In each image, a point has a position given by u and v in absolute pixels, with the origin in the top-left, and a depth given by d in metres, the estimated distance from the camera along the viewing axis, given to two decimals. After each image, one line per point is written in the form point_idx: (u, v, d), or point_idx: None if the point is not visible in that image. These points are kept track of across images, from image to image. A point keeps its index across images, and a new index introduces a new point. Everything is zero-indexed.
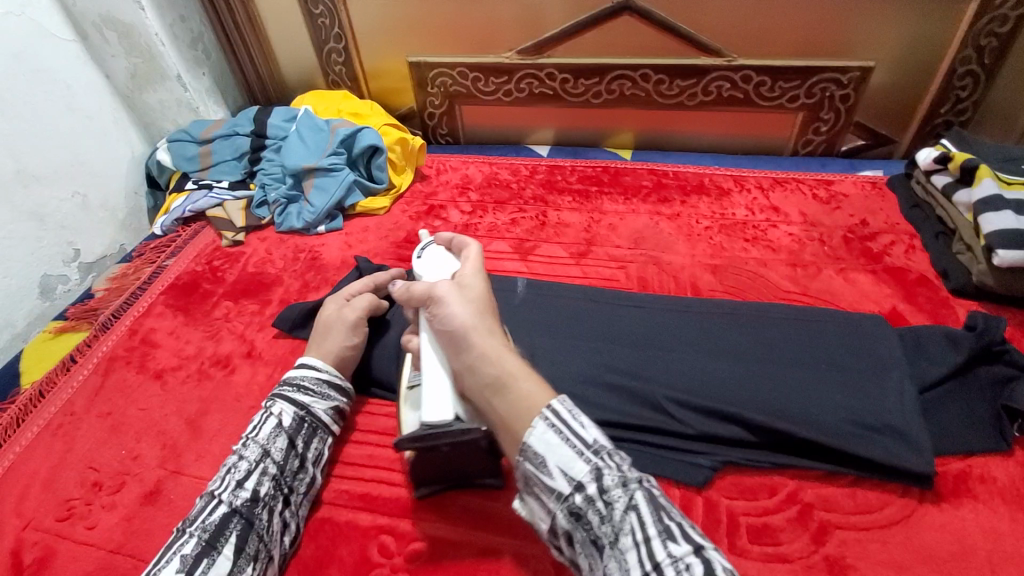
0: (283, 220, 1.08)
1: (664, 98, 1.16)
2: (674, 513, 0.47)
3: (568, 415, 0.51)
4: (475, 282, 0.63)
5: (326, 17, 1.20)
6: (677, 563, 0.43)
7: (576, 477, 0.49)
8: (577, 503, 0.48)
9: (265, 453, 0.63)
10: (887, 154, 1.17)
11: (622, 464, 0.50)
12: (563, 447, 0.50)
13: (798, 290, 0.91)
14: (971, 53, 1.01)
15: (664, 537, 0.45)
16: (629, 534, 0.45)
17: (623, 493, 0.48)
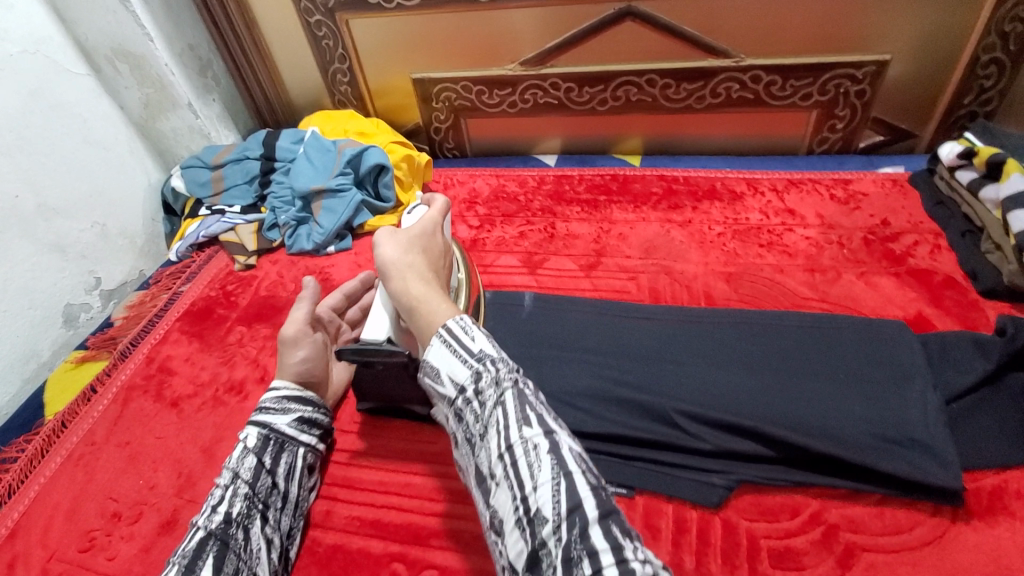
0: (293, 242, 1.09)
1: (671, 101, 1.14)
2: (541, 404, 0.50)
3: (460, 330, 0.52)
4: (416, 224, 0.65)
5: (329, 39, 1.21)
6: (527, 445, 0.47)
7: (459, 381, 0.51)
8: (461, 405, 0.51)
9: (234, 475, 0.63)
10: (909, 148, 1.13)
11: (510, 366, 0.52)
12: (452, 358, 0.51)
13: (817, 297, 0.88)
14: (995, 40, 0.96)
15: (523, 425, 0.48)
16: (495, 425, 0.49)
17: (496, 392, 0.50)
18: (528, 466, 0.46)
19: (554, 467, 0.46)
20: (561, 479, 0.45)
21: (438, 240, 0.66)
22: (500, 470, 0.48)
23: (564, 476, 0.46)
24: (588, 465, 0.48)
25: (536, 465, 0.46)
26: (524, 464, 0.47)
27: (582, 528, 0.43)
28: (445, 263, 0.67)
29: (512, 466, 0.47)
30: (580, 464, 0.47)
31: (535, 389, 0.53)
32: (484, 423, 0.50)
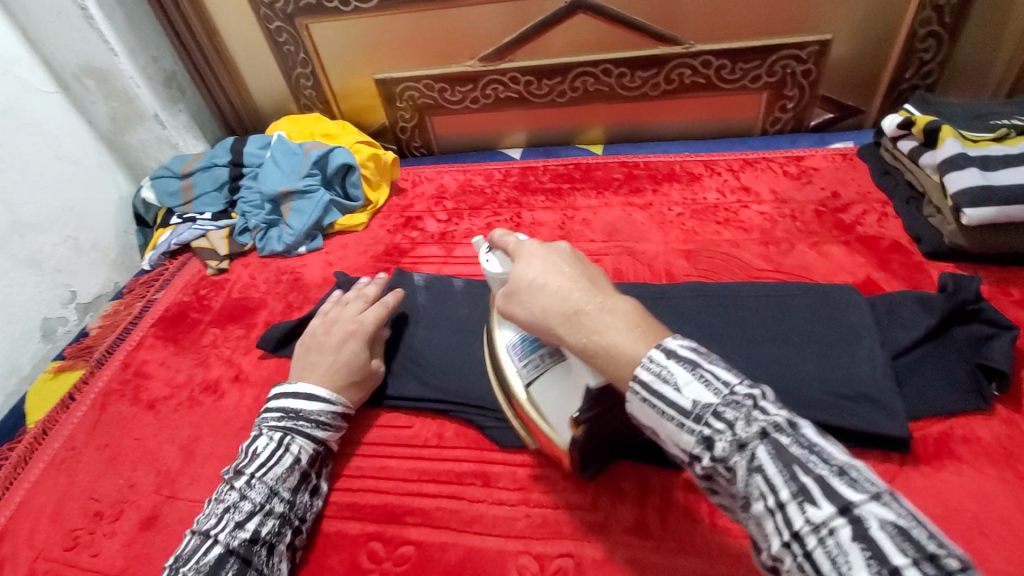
0: (265, 244, 1.11)
1: (628, 90, 1.17)
2: (815, 463, 0.40)
3: (656, 380, 0.45)
4: (530, 266, 0.55)
5: (291, 44, 1.23)
6: (818, 528, 0.37)
7: (686, 448, 0.44)
8: (702, 471, 0.44)
9: (272, 493, 0.65)
10: (858, 124, 1.17)
11: (743, 413, 0.43)
12: (666, 422, 0.45)
13: (772, 267, 0.91)
14: (930, 14, 1.01)
15: (802, 501, 0.39)
16: (761, 499, 0.40)
17: (744, 458, 0.41)
18: (832, 558, 0.37)
19: (867, 558, 0.35)
20: None
21: (564, 262, 0.54)
22: (787, 560, 0.39)
23: (890, 573, 0.35)
24: (919, 538, 0.35)
25: (842, 557, 0.36)
26: (822, 557, 0.37)
27: None
28: (585, 262, 0.55)
29: (807, 560, 0.38)
30: (905, 542, 0.35)
31: (800, 432, 0.42)
32: (744, 493, 0.42)
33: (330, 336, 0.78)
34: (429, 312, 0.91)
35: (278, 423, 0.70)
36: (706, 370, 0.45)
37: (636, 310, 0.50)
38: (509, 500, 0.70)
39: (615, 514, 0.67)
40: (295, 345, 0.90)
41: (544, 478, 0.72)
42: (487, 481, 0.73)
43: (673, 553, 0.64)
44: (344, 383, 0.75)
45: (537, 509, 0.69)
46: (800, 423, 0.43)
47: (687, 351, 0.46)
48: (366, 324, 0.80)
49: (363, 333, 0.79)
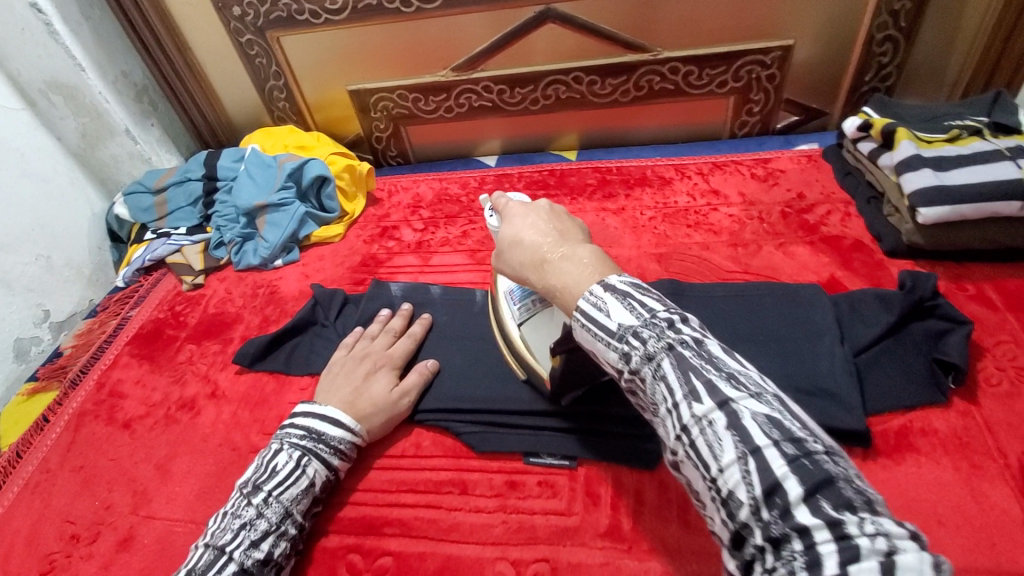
0: (240, 258, 1.10)
1: (599, 97, 1.19)
2: (709, 368, 0.43)
3: (594, 309, 0.48)
4: (520, 223, 0.60)
5: (262, 57, 1.22)
6: (702, 422, 0.41)
7: (613, 363, 0.48)
8: (625, 382, 0.48)
9: (287, 514, 0.65)
10: (821, 126, 1.20)
11: (656, 331, 0.46)
12: (597, 341, 0.48)
13: (740, 269, 0.94)
14: (887, 19, 1.04)
15: (691, 401, 0.42)
16: (663, 401, 0.44)
17: (650, 368, 0.45)
18: (709, 444, 0.40)
19: (738, 443, 0.39)
20: (749, 459, 0.38)
21: (548, 224, 0.58)
22: (681, 452, 0.43)
23: (753, 454, 0.38)
24: (787, 428, 0.39)
25: (717, 443, 0.40)
26: (703, 444, 0.41)
27: (784, 508, 0.37)
28: (564, 219, 0.60)
29: (691, 447, 0.41)
30: (774, 431, 0.39)
31: (704, 346, 0.44)
32: (652, 399, 0.45)
33: (359, 365, 0.79)
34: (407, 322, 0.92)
35: (301, 442, 0.70)
36: (635, 299, 0.47)
37: (597, 254, 0.54)
38: (486, 507, 0.71)
39: (589, 518, 0.69)
40: (271, 359, 0.90)
41: (520, 485, 0.73)
42: (464, 488, 0.74)
43: (646, 554, 0.65)
44: (366, 411, 0.76)
45: (513, 515, 0.70)
46: (707, 340, 0.45)
47: (624, 285, 0.49)
48: (395, 357, 0.82)
49: (392, 366, 0.81)
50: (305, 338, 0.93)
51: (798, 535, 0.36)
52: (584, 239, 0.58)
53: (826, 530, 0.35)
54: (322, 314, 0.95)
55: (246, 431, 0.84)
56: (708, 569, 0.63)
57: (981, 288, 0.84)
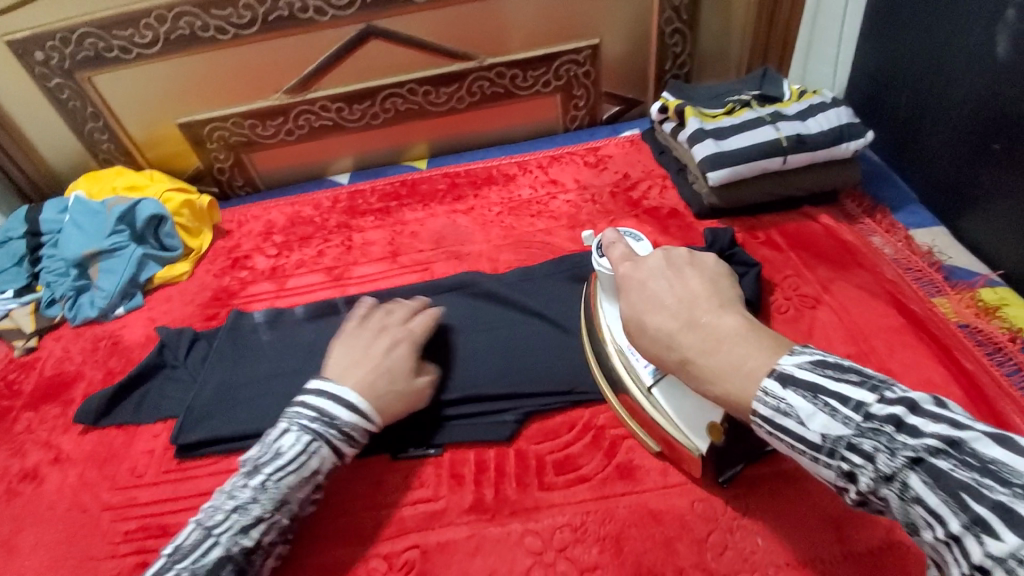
0: (76, 312, 1.02)
1: (436, 106, 1.25)
2: (985, 486, 0.38)
3: (774, 414, 0.49)
4: (656, 293, 0.59)
5: (76, 100, 1.15)
6: (1001, 561, 0.36)
7: (830, 478, 0.47)
8: (856, 497, 0.46)
9: (281, 503, 0.64)
10: (640, 113, 1.35)
11: (883, 442, 0.43)
12: (802, 455, 0.48)
13: (579, 247, 1.03)
14: (671, 14, 1.19)
15: (977, 532, 0.37)
16: (928, 526, 0.40)
17: (895, 489, 0.43)
18: None
19: None
20: None
21: (680, 291, 0.59)
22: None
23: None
24: None
25: None
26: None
27: None
28: (687, 276, 0.60)
29: None
30: None
31: (963, 450, 0.40)
32: (910, 521, 0.42)
33: (377, 342, 0.75)
34: (262, 346, 0.90)
35: (311, 424, 0.67)
36: (828, 397, 0.47)
37: (743, 325, 0.54)
38: (357, 511, 0.73)
39: (455, 498, 0.72)
40: (118, 412, 0.85)
41: (388, 483, 0.75)
42: (332, 499, 0.74)
43: (507, 518, 0.70)
44: (387, 393, 0.71)
45: (383, 512, 0.72)
46: (963, 437, 0.41)
47: (806, 373, 0.48)
48: (416, 332, 0.78)
49: (413, 342, 0.77)
50: (154, 383, 0.88)
51: None
52: (718, 300, 0.57)
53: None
54: (171, 355, 0.90)
55: (96, 490, 0.78)
56: (562, 518, 0.69)
57: (769, 235, 0.99)
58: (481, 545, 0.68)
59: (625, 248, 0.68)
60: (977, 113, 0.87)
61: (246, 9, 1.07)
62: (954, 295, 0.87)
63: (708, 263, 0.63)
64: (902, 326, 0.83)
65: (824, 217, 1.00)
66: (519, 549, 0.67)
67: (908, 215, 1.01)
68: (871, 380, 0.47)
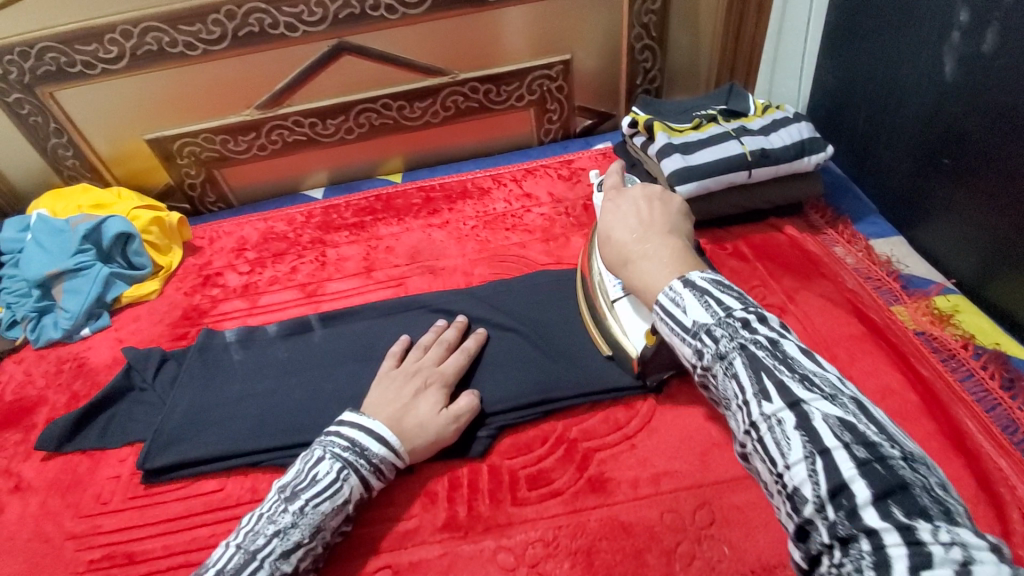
0: (38, 335, 1.00)
1: (411, 120, 1.25)
2: (781, 368, 0.42)
3: (670, 304, 0.49)
4: (630, 214, 0.63)
5: (38, 115, 1.13)
6: (769, 421, 0.41)
7: (685, 357, 0.48)
8: (697, 376, 0.48)
9: (318, 530, 0.64)
10: (613, 127, 1.37)
11: (729, 330, 0.45)
12: (673, 336, 0.49)
13: (552, 261, 1.04)
14: (640, 31, 1.21)
15: (760, 398, 0.42)
16: (732, 398, 0.44)
17: (722, 366, 0.45)
18: (776, 444, 0.40)
19: (804, 443, 0.39)
20: (815, 458, 0.38)
21: (648, 218, 0.62)
22: (749, 445, 0.43)
23: (822, 454, 0.38)
24: (860, 431, 0.38)
25: (785, 442, 0.40)
26: (772, 442, 0.40)
27: (851, 511, 0.37)
28: (654, 208, 0.63)
29: (759, 444, 0.41)
30: (843, 432, 0.38)
31: (779, 346, 0.44)
32: (723, 396, 0.45)
33: (409, 383, 0.75)
34: (232, 365, 0.89)
35: (343, 454, 0.67)
36: (713, 298, 0.47)
37: (680, 253, 0.56)
38: None
39: (427, 516, 0.72)
40: (82, 437, 0.84)
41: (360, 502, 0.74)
42: None
43: (481, 535, 0.70)
44: (413, 431, 0.71)
45: (354, 532, 0.72)
46: (783, 339, 0.45)
47: (704, 283, 0.49)
48: (449, 374, 0.78)
49: (444, 383, 0.77)
50: (121, 406, 0.87)
51: (868, 541, 0.35)
52: (673, 231, 0.60)
53: (896, 533, 0.35)
54: (138, 378, 0.89)
55: (60, 518, 0.77)
56: (535, 534, 0.69)
57: (736, 246, 1.01)
58: (454, 563, 0.68)
59: (617, 179, 0.73)
60: (930, 129, 0.91)
61: (215, 25, 1.06)
62: (911, 303, 0.90)
63: (676, 206, 0.64)
64: (863, 334, 0.85)
65: (789, 228, 1.03)
66: (491, 566, 0.67)
67: (869, 225, 1.04)
68: (750, 297, 0.48)
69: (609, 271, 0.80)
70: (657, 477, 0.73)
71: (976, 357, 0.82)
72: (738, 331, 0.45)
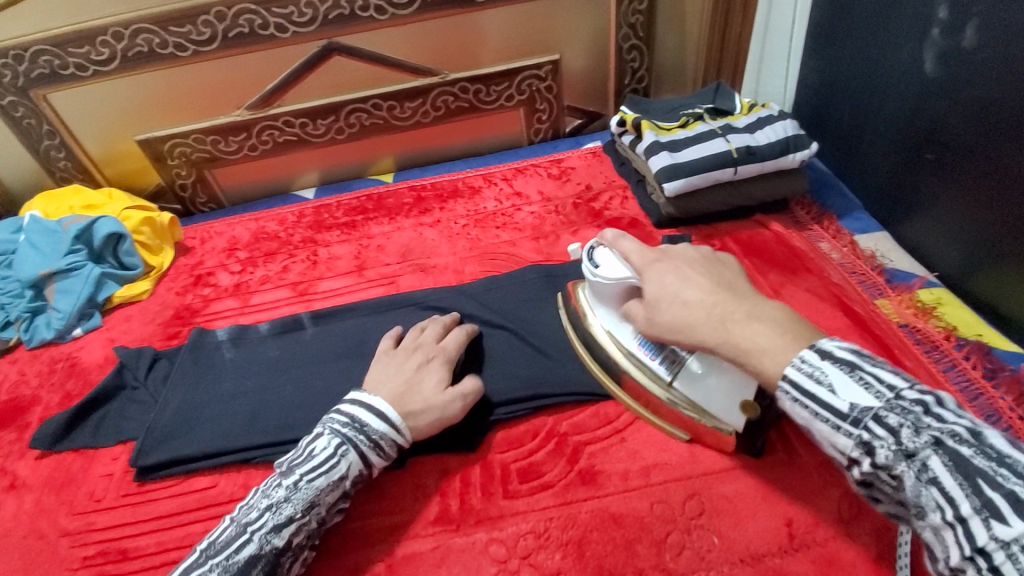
0: (31, 335, 1.00)
1: (401, 120, 1.26)
2: (1002, 475, 0.43)
3: (809, 381, 0.53)
4: (697, 272, 0.66)
5: (31, 118, 1.13)
6: (1002, 543, 0.40)
7: (846, 451, 0.52)
8: (862, 476, 0.51)
9: (313, 504, 0.64)
10: (602, 126, 1.38)
11: (911, 421, 0.48)
12: (812, 416, 0.53)
13: (543, 258, 1.05)
14: (627, 31, 1.23)
15: (984, 514, 0.42)
16: (936, 510, 0.45)
17: (913, 467, 0.47)
18: (1020, 573, 0.39)
19: None
20: None
21: (719, 278, 0.65)
22: (971, 571, 0.42)
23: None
24: None
25: None
26: (1013, 571, 0.39)
27: None
28: (717, 267, 0.67)
29: (994, 573, 0.40)
30: None
31: (984, 441, 0.45)
32: (919, 504, 0.47)
33: (410, 359, 0.76)
34: (224, 363, 0.89)
35: (341, 429, 0.68)
36: (866, 374, 0.51)
37: (785, 314, 0.59)
38: None
39: (420, 510, 0.73)
40: (75, 436, 0.84)
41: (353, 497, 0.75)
42: None
43: (473, 528, 0.71)
44: (417, 407, 0.72)
45: (347, 526, 0.72)
46: (983, 430, 0.46)
47: (844, 353, 0.53)
48: (449, 350, 0.79)
49: (446, 359, 0.78)
50: (114, 405, 0.87)
51: None
52: (750, 292, 0.64)
53: None
54: (131, 377, 0.89)
55: (53, 516, 0.77)
56: (526, 525, 0.70)
57: (724, 242, 1.03)
58: (446, 556, 0.69)
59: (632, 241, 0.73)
60: (910, 125, 0.93)
61: (206, 26, 1.07)
62: (895, 296, 0.92)
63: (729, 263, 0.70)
64: (848, 327, 0.87)
65: (775, 224, 1.04)
66: (484, 558, 0.68)
67: (854, 221, 1.06)
68: (906, 375, 0.52)
69: (614, 324, 0.76)
70: (647, 469, 0.74)
71: (958, 348, 0.83)
72: (919, 419, 0.48)
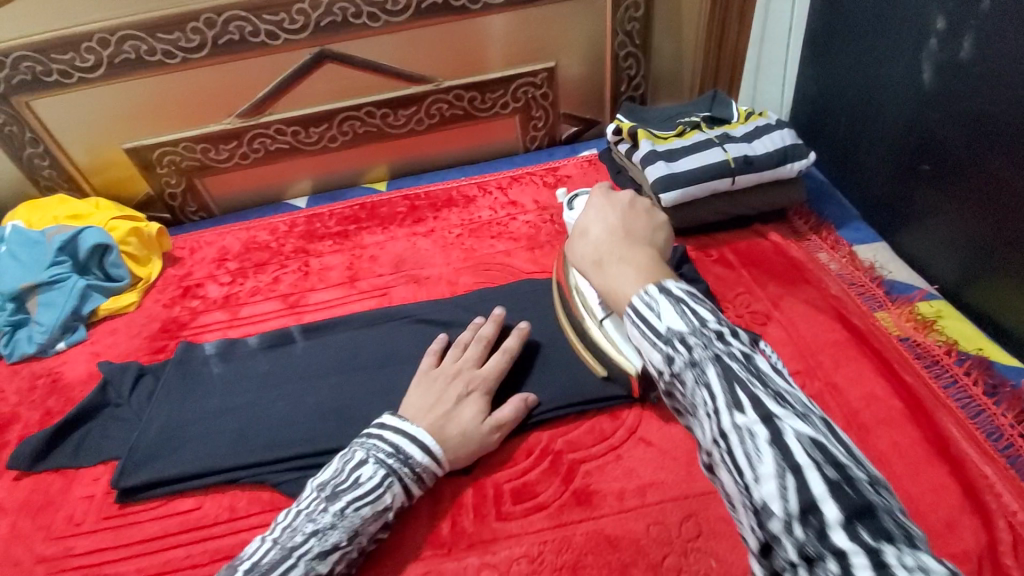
0: (12, 349, 0.98)
1: (395, 128, 1.24)
2: (756, 382, 0.39)
3: (646, 307, 0.45)
4: (611, 218, 0.60)
5: (13, 125, 1.10)
6: (740, 432, 0.37)
7: (652, 364, 0.44)
8: (663, 384, 0.44)
9: (356, 534, 0.63)
10: (599, 133, 1.37)
11: (704, 340, 0.41)
12: (641, 342, 0.44)
13: (537, 269, 1.03)
14: (624, 38, 1.21)
15: (732, 410, 0.38)
16: (703, 407, 0.40)
17: (693, 375, 0.41)
18: (746, 455, 0.37)
19: (777, 458, 0.35)
20: (787, 475, 0.35)
21: (627, 226, 0.59)
22: (715, 454, 0.39)
23: (793, 471, 0.35)
24: (830, 450, 0.36)
25: (755, 454, 0.36)
26: (740, 454, 0.37)
27: (818, 528, 0.34)
28: (636, 218, 0.60)
29: (726, 453, 0.38)
30: (817, 452, 0.35)
31: (752, 360, 0.40)
32: (691, 406, 0.41)
33: (451, 386, 0.73)
34: (211, 379, 0.87)
35: (387, 459, 0.66)
36: (688, 304, 0.43)
37: (655, 259, 0.53)
38: None
39: (410, 532, 0.71)
40: (56, 455, 0.82)
41: None
42: None
43: (464, 551, 0.69)
44: (457, 441, 0.71)
45: None
46: (757, 354, 0.41)
47: (680, 292, 0.45)
48: (491, 379, 0.76)
49: (486, 390, 0.75)
50: (96, 423, 0.84)
51: (836, 561, 0.33)
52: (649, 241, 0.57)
53: (863, 555, 0.32)
54: (115, 393, 0.87)
55: (31, 540, 0.74)
56: (519, 549, 0.69)
57: (722, 253, 1.01)
58: None
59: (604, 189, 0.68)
60: (910, 135, 0.92)
61: (195, 33, 1.05)
62: (895, 309, 0.90)
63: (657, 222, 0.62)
64: (847, 341, 0.85)
65: (773, 234, 1.03)
66: None
67: (852, 232, 1.04)
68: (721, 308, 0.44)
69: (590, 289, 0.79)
70: (643, 489, 0.72)
71: (959, 363, 0.82)
72: (713, 341, 0.41)
